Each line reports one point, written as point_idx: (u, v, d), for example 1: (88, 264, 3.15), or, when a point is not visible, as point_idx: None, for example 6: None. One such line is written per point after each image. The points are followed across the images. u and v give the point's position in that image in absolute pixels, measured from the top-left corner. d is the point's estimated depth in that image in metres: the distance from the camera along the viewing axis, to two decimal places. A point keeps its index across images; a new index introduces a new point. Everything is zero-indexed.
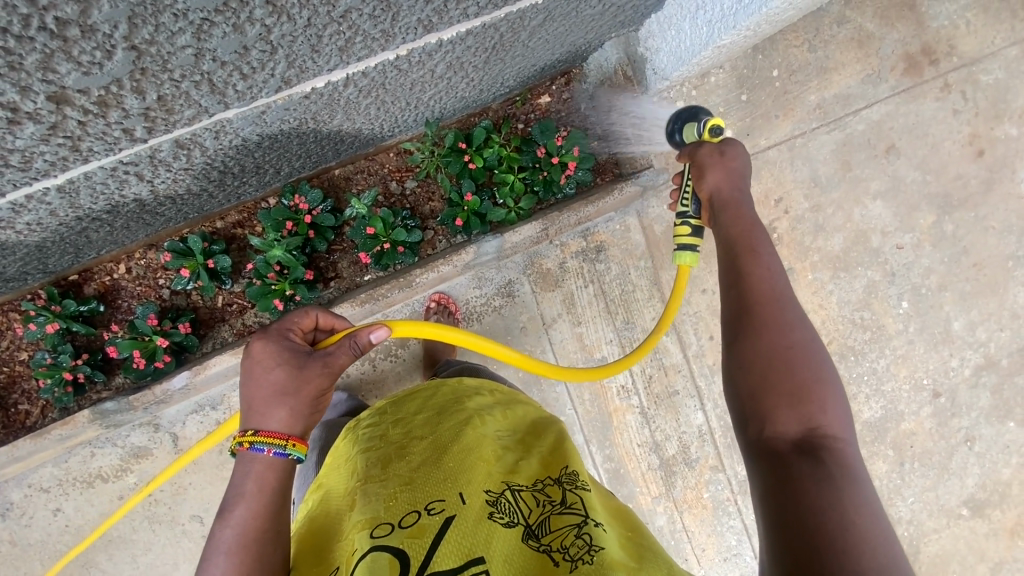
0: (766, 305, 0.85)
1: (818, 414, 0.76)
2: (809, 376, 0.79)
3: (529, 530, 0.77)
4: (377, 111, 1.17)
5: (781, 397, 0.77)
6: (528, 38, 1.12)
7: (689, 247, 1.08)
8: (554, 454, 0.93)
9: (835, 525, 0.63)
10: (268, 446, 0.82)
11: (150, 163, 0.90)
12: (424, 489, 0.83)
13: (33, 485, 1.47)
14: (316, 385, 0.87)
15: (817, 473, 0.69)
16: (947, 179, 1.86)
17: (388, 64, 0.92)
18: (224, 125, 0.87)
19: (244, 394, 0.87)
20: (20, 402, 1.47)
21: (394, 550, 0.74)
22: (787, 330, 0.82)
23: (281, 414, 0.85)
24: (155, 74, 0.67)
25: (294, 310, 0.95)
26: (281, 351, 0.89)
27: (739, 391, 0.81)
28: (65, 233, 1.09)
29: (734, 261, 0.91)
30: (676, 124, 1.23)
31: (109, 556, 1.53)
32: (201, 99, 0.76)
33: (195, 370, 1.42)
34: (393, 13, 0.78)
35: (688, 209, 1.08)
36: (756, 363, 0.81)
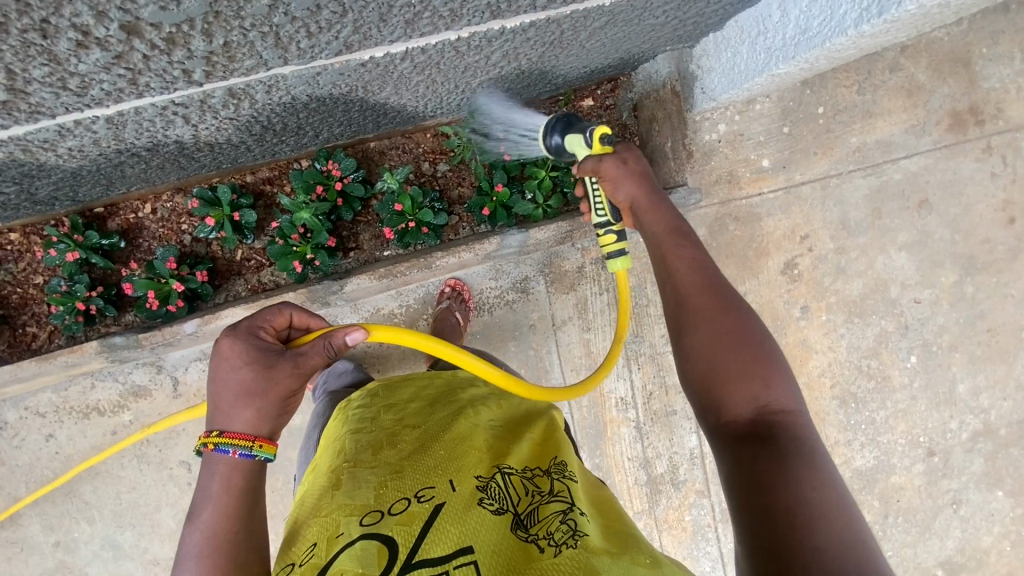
0: (699, 296, 0.87)
1: (765, 391, 0.78)
2: (749, 357, 0.80)
3: (518, 518, 0.77)
4: (425, 90, 1.17)
5: (727, 384, 0.80)
6: (587, 38, 1.12)
7: (618, 252, 1.12)
8: (541, 441, 0.95)
9: (793, 500, 0.66)
10: (233, 449, 0.82)
11: (199, 107, 0.91)
12: (412, 477, 0.84)
13: (28, 408, 1.48)
14: (285, 387, 0.86)
15: (768, 454, 0.71)
16: (973, 242, 1.85)
17: (447, 44, 0.92)
18: (279, 80, 0.88)
19: (211, 393, 0.86)
20: (29, 324, 1.49)
21: (383, 537, 0.74)
22: (722, 316, 0.84)
23: (247, 415, 0.84)
24: (227, 20, 0.68)
25: (267, 307, 0.94)
26: (249, 350, 0.87)
27: (692, 383, 0.84)
28: (102, 164, 1.09)
29: (662, 258, 0.93)
30: (551, 131, 1.11)
31: (94, 489, 1.54)
32: (264, 51, 0.77)
33: (205, 318, 1.42)
34: None
35: (608, 217, 1.12)
36: (701, 355, 0.83)
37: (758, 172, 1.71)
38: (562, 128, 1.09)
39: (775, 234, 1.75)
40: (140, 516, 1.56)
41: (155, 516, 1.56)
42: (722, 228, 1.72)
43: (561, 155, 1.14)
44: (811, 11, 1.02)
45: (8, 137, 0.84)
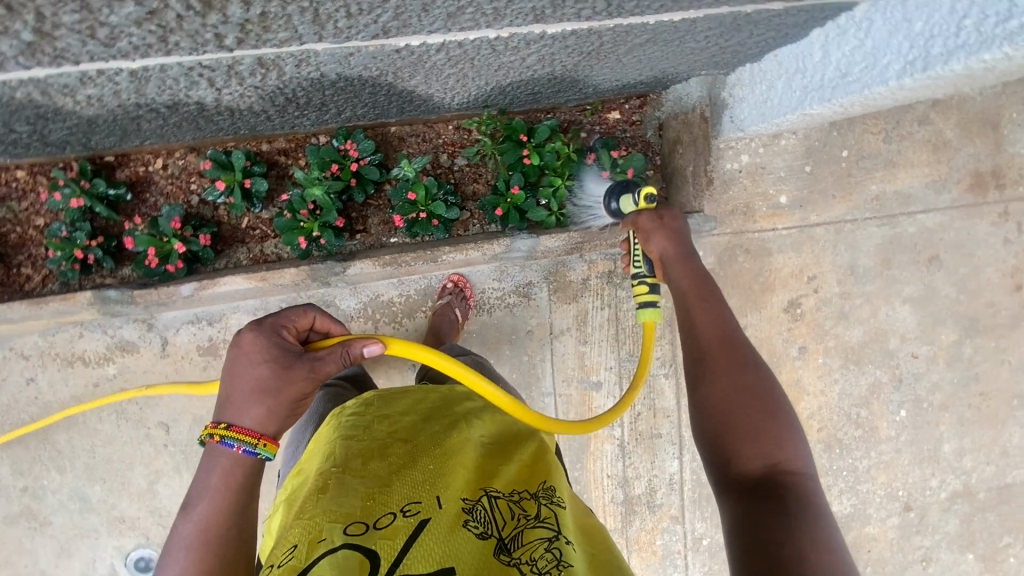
0: (718, 348, 0.87)
1: (778, 452, 0.78)
2: (765, 415, 0.80)
3: (501, 542, 0.76)
4: (455, 83, 1.15)
5: (740, 438, 0.79)
6: (625, 53, 1.09)
7: (650, 303, 1.14)
8: (532, 466, 0.95)
9: (799, 562, 0.65)
10: (238, 443, 0.81)
11: (226, 72, 0.89)
12: (400, 490, 0.83)
13: (13, 349, 1.46)
14: (299, 388, 0.85)
15: (776, 515, 0.71)
16: (976, 304, 1.85)
17: (485, 42, 0.90)
18: (310, 56, 0.86)
19: (224, 385, 0.85)
20: (24, 265, 1.47)
21: (366, 550, 0.72)
22: (741, 371, 0.85)
23: (257, 412, 0.83)
24: None
25: (291, 308, 0.93)
26: (270, 348, 0.87)
27: (703, 434, 0.84)
28: (120, 115, 1.06)
29: (686, 309, 0.95)
30: (611, 196, 1.23)
31: (68, 438, 1.52)
32: (300, 26, 0.75)
33: (202, 283, 1.39)
34: None
35: (643, 271, 1.15)
36: (716, 406, 0.83)
37: (774, 208, 1.69)
38: (618, 193, 1.21)
39: (783, 271, 1.74)
40: (111, 471, 1.54)
41: (127, 473, 1.55)
42: (732, 259, 1.70)
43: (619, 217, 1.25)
44: (854, 56, 1.00)
45: (27, 78, 0.82)
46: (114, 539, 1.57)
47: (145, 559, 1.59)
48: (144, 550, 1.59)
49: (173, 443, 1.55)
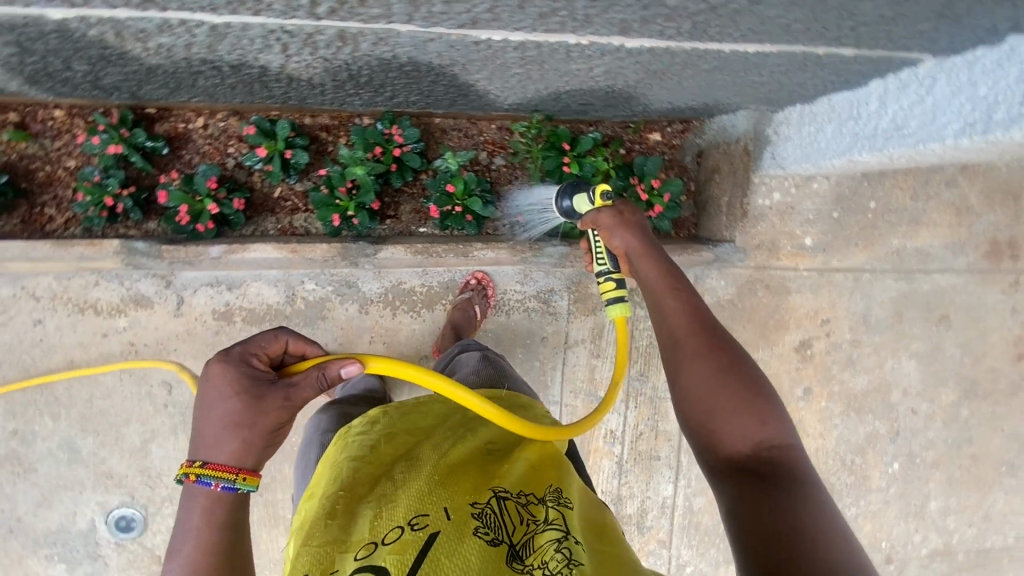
0: (692, 334, 0.87)
1: (761, 428, 0.79)
2: (744, 394, 0.81)
3: (512, 549, 0.75)
4: (516, 83, 1.16)
5: (723, 422, 0.81)
6: (688, 77, 1.11)
7: (617, 300, 1.10)
8: (539, 469, 0.95)
9: (792, 534, 0.67)
10: (215, 481, 0.78)
11: (303, 40, 0.89)
12: (408, 504, 0.83)
13: (24, 288, 1.43)
14: (274, 418, 0.80)
15: (767, 493, 0.72)
16: (978, 368, 1.89)
17: (563, 47, 0.91)
18: (391, 36, 0.86)
19: (197, 420, 0.81)
20: (48, 205, 1.45)
21: (376, 569, 0.73)
22: (714, 355, 0.85)
23: (233, 445, 0.79)
24: None
25: (260, 333, 0.87)
26: (239, 379, 0.82)
27: (689, 423, 0.85)
28: (182, 68, 1.06)
29: (654, 301, 0.93)
30: (562, 194, 1.15)
31: (67, 386, 1.48)
32: (394, 4, 0.75)
33: (232, 249, 1.34)
34: (609, 3, 0.74)
35: (608, 267, 1.11)
36: (696, 393, 0.83)
37: (798, 248, 1.72)
38: (569, 192, 1.13)
39: (799, 311, 1.76)
40: (106, 425, 1.51)
41: (121, 429, 1.52)
42: (752, 292, 1.72)
43: (572, 217, 1.16)
44: (912, 110, 1.02)
45: (107, 17, 0.82)
46: (99, 495, 1.54)
47: (128, 518, 1.56)
48: (129, 510, 1.56)
49: (173, 405, 1.52)
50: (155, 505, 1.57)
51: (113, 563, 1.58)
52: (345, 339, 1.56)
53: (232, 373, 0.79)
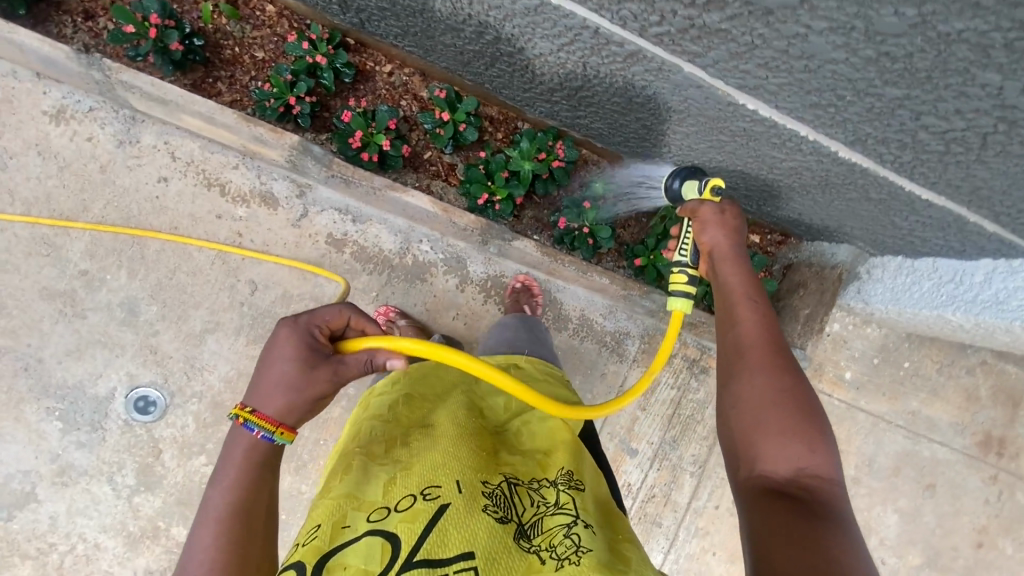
0: (760, 347, 0.85)
1: (808, 456, 0.75)
2: (797, 417, 0.77)
3: (520, 527, 0.82)
4: (703, 148, 1.31)
5: (768, 439, 0.77)
6: (845, 200, 1.28)
7: (682, 294, 1.07)
8: (550, 451, 0.99)
9: (822, 561, 0.61)
10: (258, 429, 0.80)
11: (592, 44, 1.02)
12: (421, 474, 0.86)
13: (167, 144, 1.44)
14: (322, 390, 0.84)
15: (798, 517, 0.68)
16: (946, 543, 2.05)
17: (790, 135, 1.06)
18: (670, 71, 1.00)
19: (254, 370, 0.84)
20: (221, 81, 1.46)
21: (387, 534, 0.77)
22: (777, 371, 0.82)
23: (282, 402, 0.82)
24: (738, 23, 0.78)
25: (330, 305, 0.90)
26: (302, 344, 0.85)
27: (729, 434, 0.82)
28: (451, 20, 1.18)
29: (727, 308, 0.92)
30: (674, 176, 1.24)
31: (159, 250, 1.46)
32: (710, 51, 0.88)
33: (398, 188, 1.43)
34: (872, 118, 0.90)
35: (687, 259, 1.07)
36: (748, 404, 0.81)
37: (837, 378, 1.90)
38: (682, 175, 1.23)
39: None
40: (176, 302, 1.48)
41: (189, 310, 1.49)
42: None
43: (675, 200, 1.24)
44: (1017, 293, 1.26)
45: None
46: (133, 366, 1.48)
47: (150, 401, 1.50)
48: (154, 392, 1.50)
49: (248, 307, 1.51)
50: (182, 397, 1.51)
51: (111, 441, 1.49)
52: (432, 307, 1.60)
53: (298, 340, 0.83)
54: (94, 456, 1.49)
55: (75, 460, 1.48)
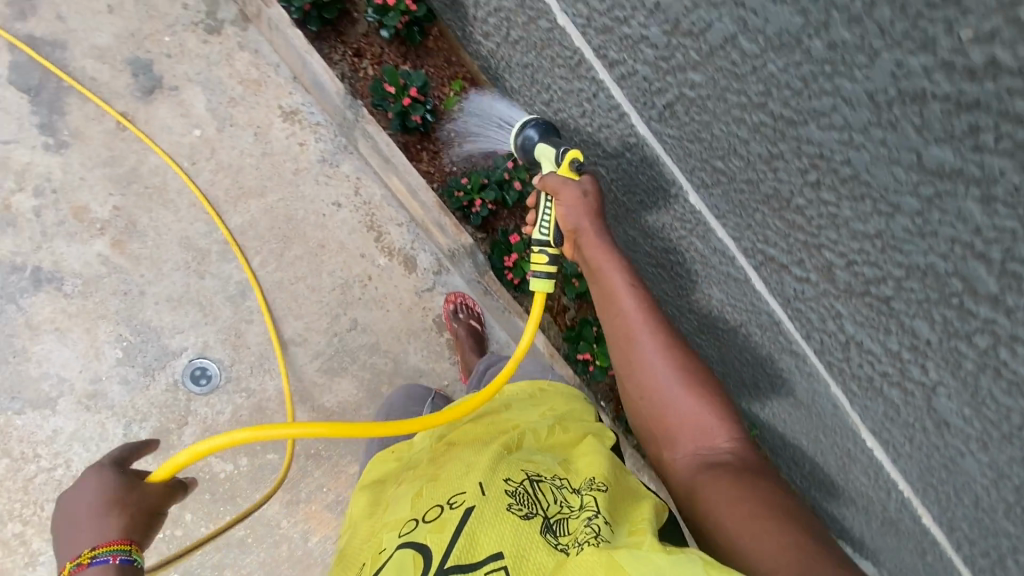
0: (650, 333, 0.91)
1: (713, 423, 0.87)
2: (690, 392, 0.89)
3: (547, 523, 0.73)
4: (796, 431, 1.40)
5: (678, 428, 0.88)
6: (898, 544, 1.35)
7: (543, 275, 1.03)
8: (572, 456, 0.88)
9: (755, 508, 0.74)
10: (110, 554, 0.74)
11: (766, 327, 1.14)
12: (446, 482, 0.81)
13: (358, 179, 1.60)
14: (157, 502, 0.83)
15: (726, 476, 0.80)
16: None
17: (890, 481, 1.14)
18: (819, 383, 1.10)
19: (64, 534, 0.78)
20: (428, 152, 1.63)
21: (418, 547, 0.72)
22: (663, 356, 0.90)
23: (115, 523, 0.77)
24: (911, 408, 0.89)
25: (114, 449, 0.88)
26: (101, 482, 0.81)
27: (647, 421, 0.92)
28: (651, 232, 1.29)
29: (606, 303, 0.96)
30: (534, 126, 1.12)
31: (297, 255, 1.57)
32: (869, 402, 0.99)
33: (521, 315, 1.58)
34: (976, 526, 0.98)
35: (547, 237, 1.03)
36: (654, 399, 0.90)
37: None
38: (539, 127, 1.13)
39: None
40: (283, 304, 1.56)
41: (289, 317, 1.57)
42: None
43: (528, 152, 1.13)
44: None
45: (710, 227, 1.05)
46: (213, 339, 1.54)
47: (206, 374, 1.53)
48: (214, 368, 1.54)
49: (338, 338, 1.58)
50: (234, 385, 1.55)
51: (152, 393, 1.51)
52: None
53: (100, 482, 0.81)
54: (129, 397, 1.51)
55: (111, 391, 1.50)
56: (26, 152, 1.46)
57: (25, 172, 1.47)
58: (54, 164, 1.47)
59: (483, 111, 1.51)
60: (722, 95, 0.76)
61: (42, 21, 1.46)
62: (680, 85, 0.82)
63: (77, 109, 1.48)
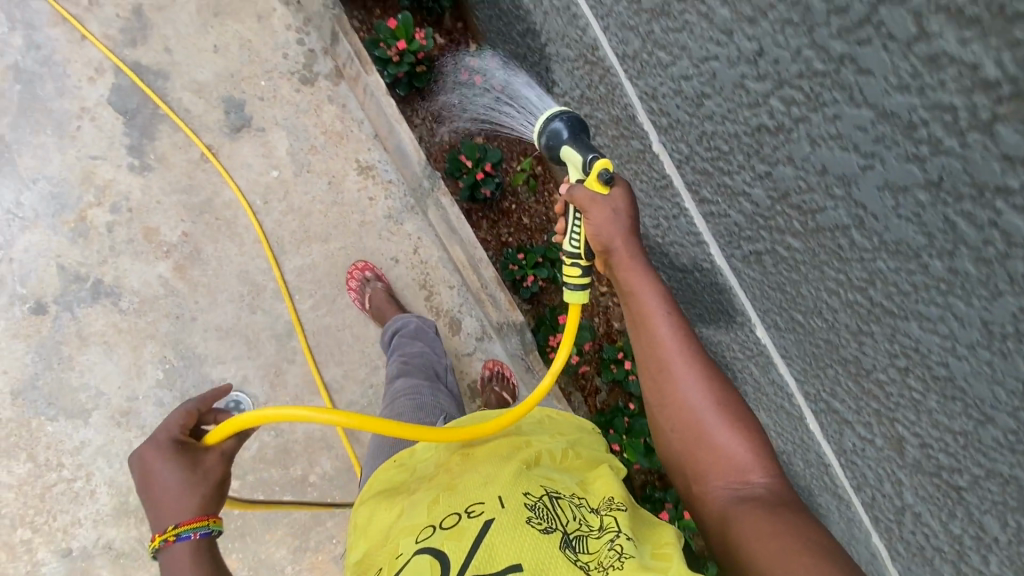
0: (681, 354, 0.82)
1: (745, 455, 0.77)
2: (720, 420, 0.79)
3: (567, 538, 0.71)
4: None
5: (707, 461, 0.78)
6: None
7: (574, 290, 0.94)
8: (589, 478, 0.85)
9: (801, 553, 0.64)
10: (193, 533, 0.77)
11: (811, 464, 1.14)
12: (463, 491, 0.80)
13: (418, 239, 1.63)
14: (222, 470, 0.84)
15: (766, 518, 0.70)
16: None
17: None
18: (860, 531, 1.10)
19: (144, 501, 0.80)
20: (489, 222, 1.70)
21: (433, 552, 0.70)
22: (691, 379, 0.81)
23: (194, 501, 0.79)
24: None
25: (172, 411, 0.86)
26: (169, 453, 0.81)
27: (676, 453, 0.82)
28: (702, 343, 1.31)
29: (633, 322, 0.86)
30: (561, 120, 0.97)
31: (349, 303, 1.60)
32: (913, 566, 0.98)
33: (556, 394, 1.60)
34: None
35: (577, 250, 0.93)
36: (682, 426, 0.81)
37: None
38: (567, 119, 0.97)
39: None
40: (327, 348, 1.59)
41: (330, 362, 1.58)
42: None
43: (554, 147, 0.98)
44: None
45: (772, 361, 1.07)
46: (253, 373, 1.55)
47: (238, 408, 1.52)
48: (246, 403, 1.53)
49: (374, 390, 1.59)
50: (264, 422, 1.55)
51: None
52: None
53: (171, 455, 0.81)
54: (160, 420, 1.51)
55: (144, 411, 1.52)
56: (110, 169, 1.52)
57: (106, 189, 1.52)
58: (134, 185, 1.52)
59: (499, 101, 1.41)
60: (819, 267, 0.79)
61: (149, 50, 1.54)
62: (775, 243, 0.85)
63: (166, 136, 1.54)
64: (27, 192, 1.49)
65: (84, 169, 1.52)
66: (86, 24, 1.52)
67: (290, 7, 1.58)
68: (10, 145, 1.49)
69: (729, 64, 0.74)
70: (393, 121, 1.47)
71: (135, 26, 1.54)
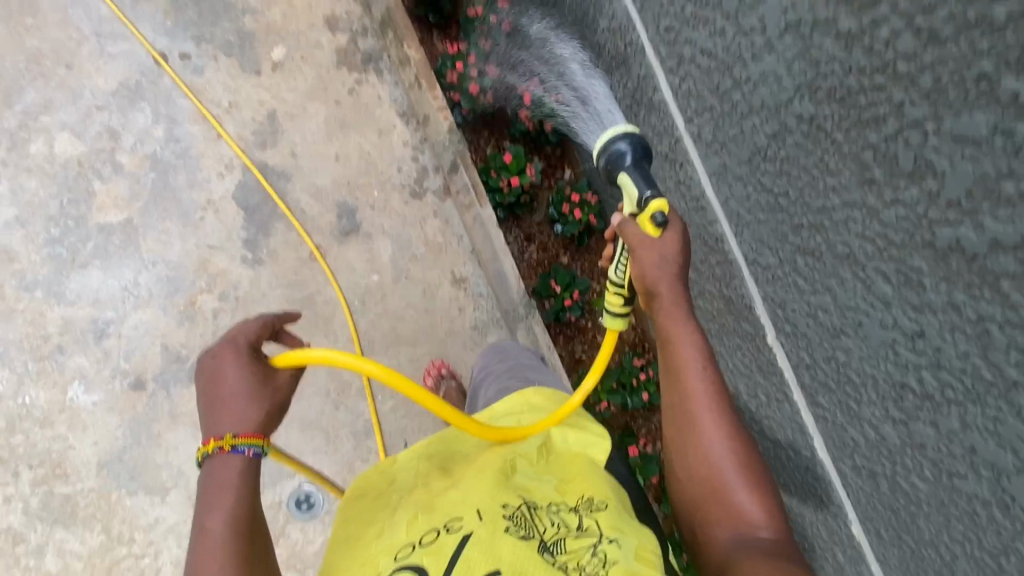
0: (707, 403, 0.91)
1: (749, 500, 0.88)
2: (734, 464, 0.89)
3: (544, 543, 0.79)
4: None
5: (716, 501, 0.89)
6: None
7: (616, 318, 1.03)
8: (569, 478, 0.93)
9: None
10: (247, 448, 0.83)
11: None
12: (441, 508, 0.84)
13: None
14: (284, 392, 0.89)
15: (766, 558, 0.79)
16: None
17: None
18: None
19: (205, 401, 0.86)
20: (569, 343, 1.75)
21: (418, 566, 0.75)
22: (713, 424, 0.90)
23: (254, 416, 0.85)
24: None
25: (244, 321, 0.92)
26: (242, 364, 0.87)
27: (692, 491, 0.92)
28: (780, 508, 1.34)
29: (670, 368, 0.93)
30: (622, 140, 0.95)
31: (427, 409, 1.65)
32: None
33: None
34: None
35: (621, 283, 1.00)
36: (700, 467, 0.90)
37: None
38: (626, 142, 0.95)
39: None
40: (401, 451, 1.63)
41: None
42: None
43: (614, 167, 0.97)
44: None
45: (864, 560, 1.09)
46: (328, 469, 1.59)
47: (309, 501, 1.58)
48: (318, 496, 1.59)
49: None
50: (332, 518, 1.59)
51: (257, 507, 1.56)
52: None
53: (241, 365, 0.87)
54: None
55: None
56: (225, 259, 1.61)
57: (218, 277, 1.61)
58: (244, 275, 1.61)
59: (574, 84, 1.33)
60: (945, 515, 0.83)
61: (278, 154, 1.66)
62: (896, 475, 0.90)
63: (281, 233, 1.64)
64: (145, 273, 1.58)
65: (200, 256, 1.61)
66: (224, 123, 1.64)
67: (409, 126, 1.71)
68: (137, 228, 1.59)
69: (881, 325, 0.81)
70: (499, 249, 1.59)
71: (268, 130, 1.66)
